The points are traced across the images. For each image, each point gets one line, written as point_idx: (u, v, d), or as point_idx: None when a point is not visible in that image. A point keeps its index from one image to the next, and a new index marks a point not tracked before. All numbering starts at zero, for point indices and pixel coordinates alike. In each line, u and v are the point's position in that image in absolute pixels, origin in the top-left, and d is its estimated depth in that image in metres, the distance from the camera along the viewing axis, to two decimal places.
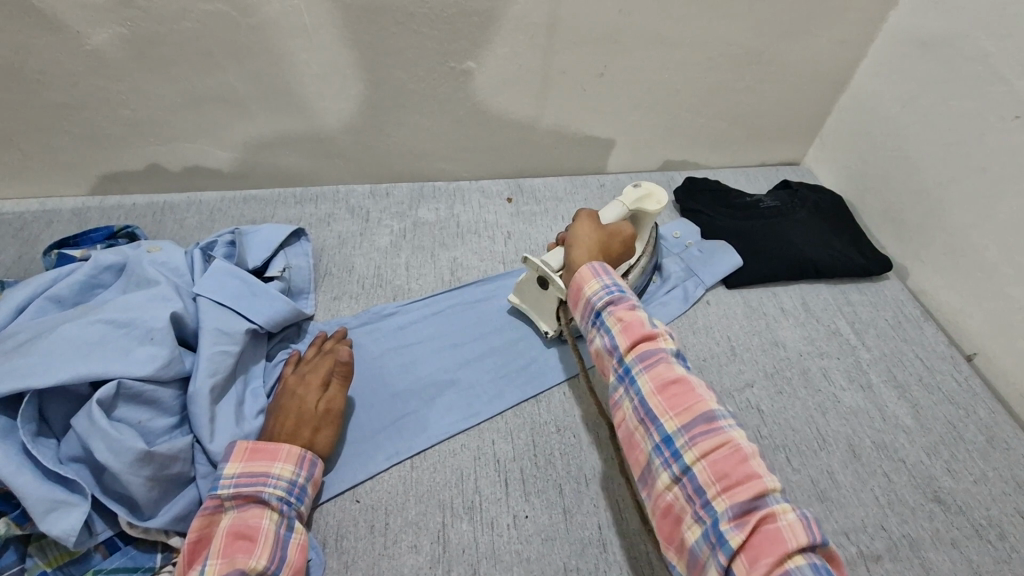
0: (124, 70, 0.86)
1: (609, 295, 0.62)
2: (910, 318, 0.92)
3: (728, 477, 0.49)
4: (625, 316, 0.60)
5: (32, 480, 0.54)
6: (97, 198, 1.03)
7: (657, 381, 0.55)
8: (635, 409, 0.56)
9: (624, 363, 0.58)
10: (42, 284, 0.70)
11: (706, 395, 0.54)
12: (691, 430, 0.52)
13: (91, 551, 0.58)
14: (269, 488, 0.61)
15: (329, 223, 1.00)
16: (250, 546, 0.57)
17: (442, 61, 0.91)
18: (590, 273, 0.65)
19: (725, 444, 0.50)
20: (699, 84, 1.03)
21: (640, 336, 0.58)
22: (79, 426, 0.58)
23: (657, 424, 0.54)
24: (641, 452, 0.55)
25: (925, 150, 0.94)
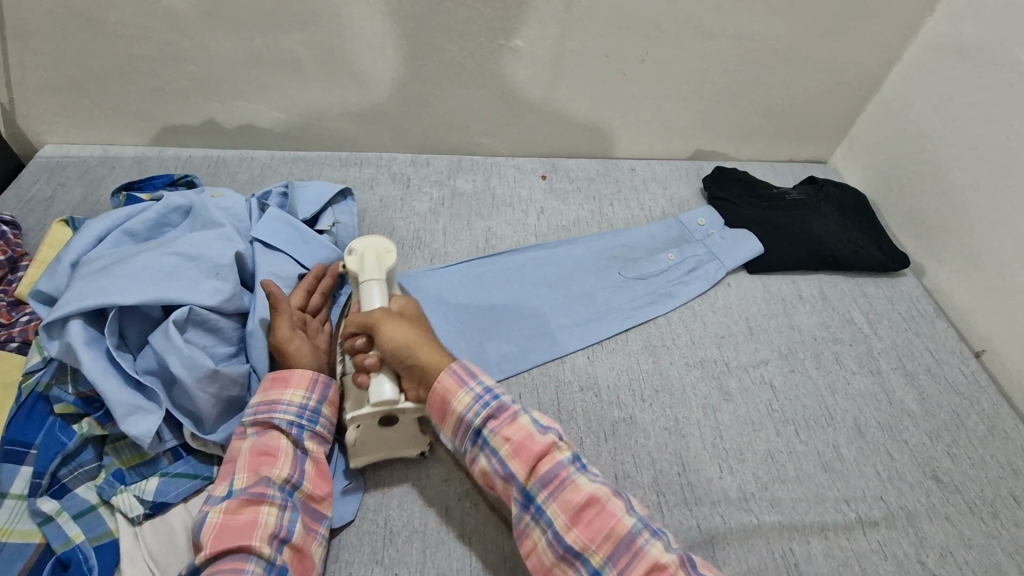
0: (195, 28, 0.92)
1: (485, 408, 0.62)
2: (923, 313, 0.96)
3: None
4: (512, 435, 0.61)
5: (114, 386, 0.62)
6: (156, 149, 1.10)
7: (569, 511, 0.58)
8: (551, 545, 0.58)
9: (532, 493, 0.60)
10: (118, 218, 0.76)
11: (617, 511, 0.58)
12: (616, 560, 0.56)
13: (159, 456, 0.64)
14: (283, 412, 0.65)
15: (372, 187, 1.06)
16: (272, 460, 0.63)
17: (492, 38, 0.96)
18: (454, 383, 0.63)
19: (650, 565, 0.56)
20: (735, 77, 1.06)
21: (536, 457, 0.60)
22: (156, 343, 0.64)
23: (581, 561, 0.57)
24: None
25: (951, 153, 0.98)
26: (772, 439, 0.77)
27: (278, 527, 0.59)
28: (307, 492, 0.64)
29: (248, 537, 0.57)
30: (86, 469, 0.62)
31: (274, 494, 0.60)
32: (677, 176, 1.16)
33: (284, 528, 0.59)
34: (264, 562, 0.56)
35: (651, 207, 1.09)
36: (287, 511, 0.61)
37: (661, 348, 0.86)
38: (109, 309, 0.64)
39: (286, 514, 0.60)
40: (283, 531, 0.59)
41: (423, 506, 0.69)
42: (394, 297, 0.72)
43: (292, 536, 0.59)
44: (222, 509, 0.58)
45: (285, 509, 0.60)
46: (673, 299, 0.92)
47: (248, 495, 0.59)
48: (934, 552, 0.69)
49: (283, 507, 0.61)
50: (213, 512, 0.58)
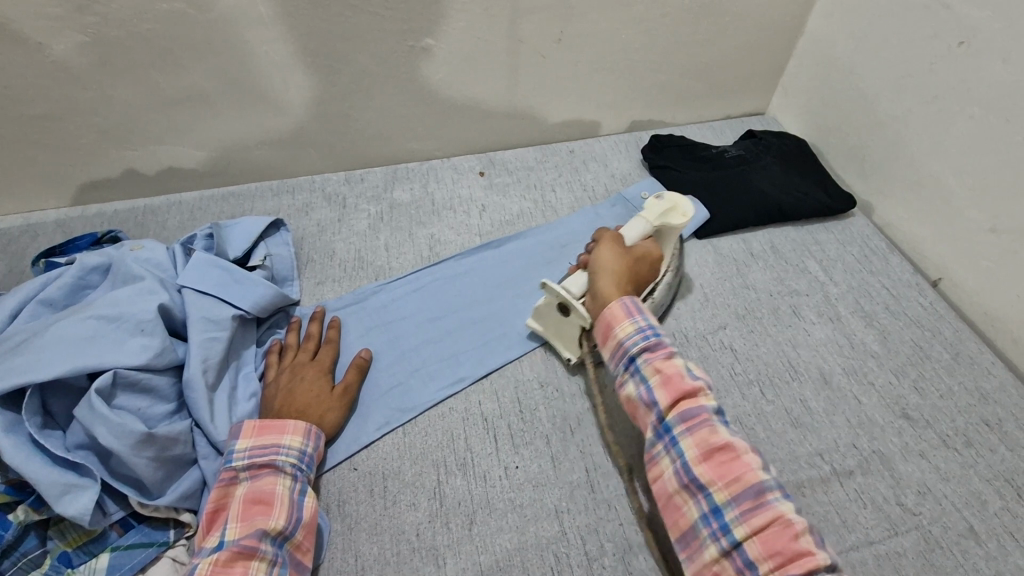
0: (90, 78, 0.88)
1: (645, 340, 0.64)
2: (876, 251, 0.95)
3: (781, 555, 0.51)
4: (664, 368, 0.62)
5: (42, 466, 0.59)
6: (79, 208, 1.06)
7: (702, 448, 0.57)
8: (678, 474, 0.57)
9: (666, 423, 0.59)
10: (33, 289, 0.73)
11: (751, 464, 0.55)
12: (741, 505, 0.54)
13: (107, 530, 0.62)
14: (282, 458, 0.64)
15: (307, 212, 1.03)
16: (267, 508, 0.60)
17: (401, 40, 0.93)
18: (622, 312, 0.66)
19: (775, 519, 0.52)
20: (657, 42, 1.04)
21: (681, 392, 0.60)
22: (80, 415, 0.61)
23: (704, 493, 0.55)
24: (685, 514, 0.57)
25: (881, 85, 0.96)
26: (739, 404, 0.76)
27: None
28: (298, 543, 0.61)
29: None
30: (30, 558, 0.59)
31: (266, 548, 0.58)
32: (616, 151, 1.14)
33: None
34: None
35: (595, 186, 1.08)
36: (276, 567, 0.58)
37: None
38: (26, 387, 0.61)
39: (276, 570, 0.58)
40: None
41: (393, 535, 0.66)
42: (648, 241, 0.80)
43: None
44: (212, 560, 0.56)
45: (275, 564, 0.58)
46: None
47: (239, 548, 0.57)
48: (913, 491, 0.69)
49: (273, 562, 0.58)
50: (204, 563, 0.56)
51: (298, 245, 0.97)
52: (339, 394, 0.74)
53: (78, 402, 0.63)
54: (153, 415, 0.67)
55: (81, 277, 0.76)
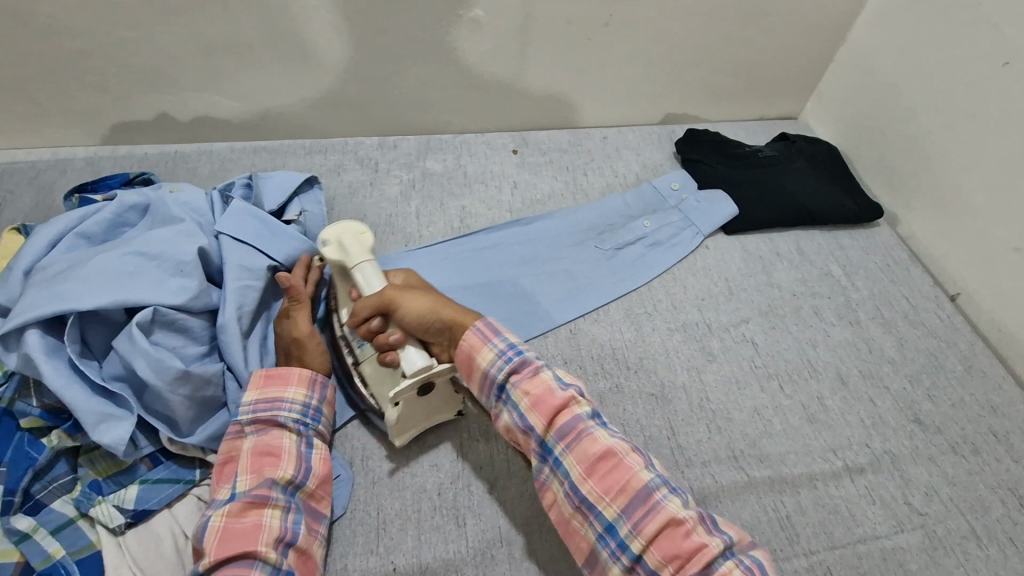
0: (136, 16, 0.87)
1: (510, 364, 0.60)
2: (898, 261, 0.97)
3: (676, 556, 0.52)
4: (532, 390, 0.59)
5: (81, 394, 0.59)
6: (108, 148, 1.05)
7: (585, 464, 0.56)
8: (568, 495, 0.57)
9: (548, 446, 0.58)
10: (71, 221, 0.72)
11: (634, 466, 0.55)
12: (631, 514, 0.54)
13: (136, 463, 0.63)
14: (287, 411, 0.64)
15: (339, 174, 1.03)
16: (275, 459, 0.61)
17: (450, 8, 0.92)
18: (478, 339, 0.62)
19: (664, 521, 0.53)
20: (701, 36, 1.04)
21: (553, 409, 0.58)
22: (120, 347, 0.62)
23: (594, 512, 0.55)
24: (585, 534, 0.56)
25: (919, 99, 0.98)
26: (757, 396, 0.77)
27: (282, 531, 0.57)
28: (309, 492, 0.62)
29: (254, 542, 0.55)
30: (61, 483, 0.59)
31: (278, 496, 0.59)
32: (649, 142, 1.14)
33: (290, 531, 0.58)
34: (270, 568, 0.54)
35: (626, 174, 1.09)
36: (290, 513, 0.59)
37: (642, 316, 0.86)
38: (67, 316, 0.61)
39: (290, 517, 0.59)
40: (289, 534, 0.57)
41: (414, 492, 0.68)
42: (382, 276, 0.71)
43: (298, 539, 0.58)
44: (224, 513, 0.56)
45: (289, 512, 0.59)
46: (653, 268, 0.92)
47: (252, 498, 0.57)
48: (920, 493, 0.71)
49: (287, 509, 0.59)
50: (216, 516, 0.56)
51: (329, 205, 0.97)
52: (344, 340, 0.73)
53: (116, 335, 0.64)
54: (188, 356, 0.67)
55: (119, 214, 0.76)
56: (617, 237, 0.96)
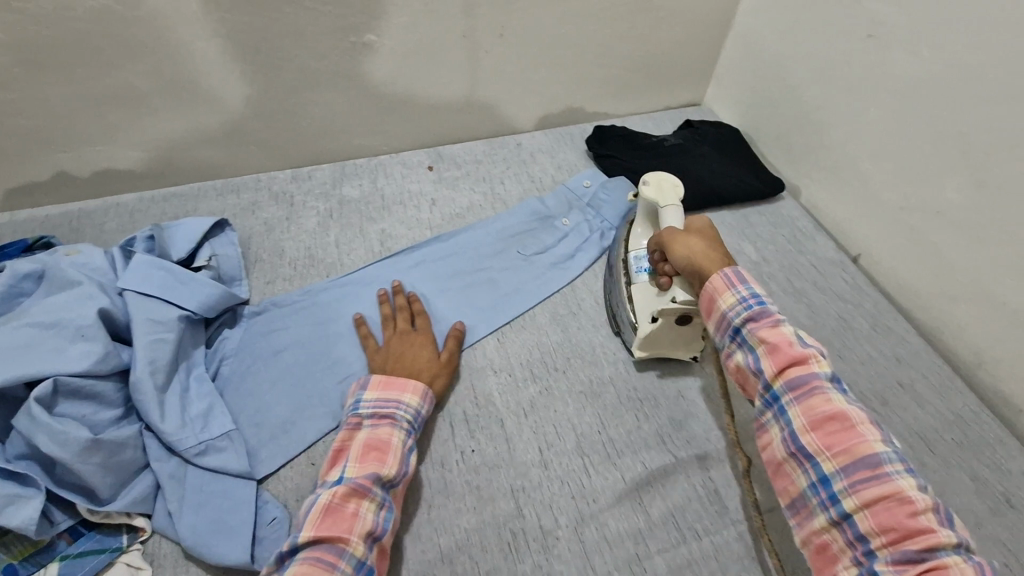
0: (12, 77, 0.84)
1: (750, 309, 0.59)
2: (804, 231, 1.02)
3: (895, 529, 0.48)
4: (769, 337, 0.57)
5: None
6: (6, 214, 1.01)
7: (811, 418, 0.53)
8: (784, 441, 0.55)
9: (773, 390, 0.56)
10: None
11: (864, 434, 0.51)
12: (850, 475, 0.50)
13: (55, 540, 0.61)
14: (400, 412, 0.67)
15: (253, 212, 1.01)
16: (384, 456, 0.63)
17: (342, 35, 0.92)
18: (723, 284, 0.62)
19: (889, 495, 0.48)
20: (595, 36, 1.08)
21: (790, 360, 0.55)
22: (20, 425, 0.60)
23: (811, 463, 0.53)
24: (793, 483, 0.54)
25: (803, 74, 1.03)
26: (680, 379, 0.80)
27: (374, 525, 0.59)
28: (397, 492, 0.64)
29: (347, 531, 0.57)
30: None
31: (377, 492, 0.61)
32: (562, 143, 1.17)
33: (381, 528, 0.60)
34: (356, 560, 0.56)
35: (542, 178, 1.11)
36: (382, 510, 0.61)
37: (568, 317, 0.89)
38: None
39: (382, 513, 0.61)
40: (378, 530, 0.59)
41: None
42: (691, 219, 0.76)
43: (383, 536, 0.60)
44: (331, 492, 0.59)
45: (382, 508, 0.61)
46: (576, 267, 0.96)
47: (354, 485, 0.59)
48: None
49: (380, 505, 0.61)
50: (324, 493, 0.59)
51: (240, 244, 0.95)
52: (445, 362, 0.78)
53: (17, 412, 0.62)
54: (102, 420, 0.66)
55: (12, 285, 0.73)
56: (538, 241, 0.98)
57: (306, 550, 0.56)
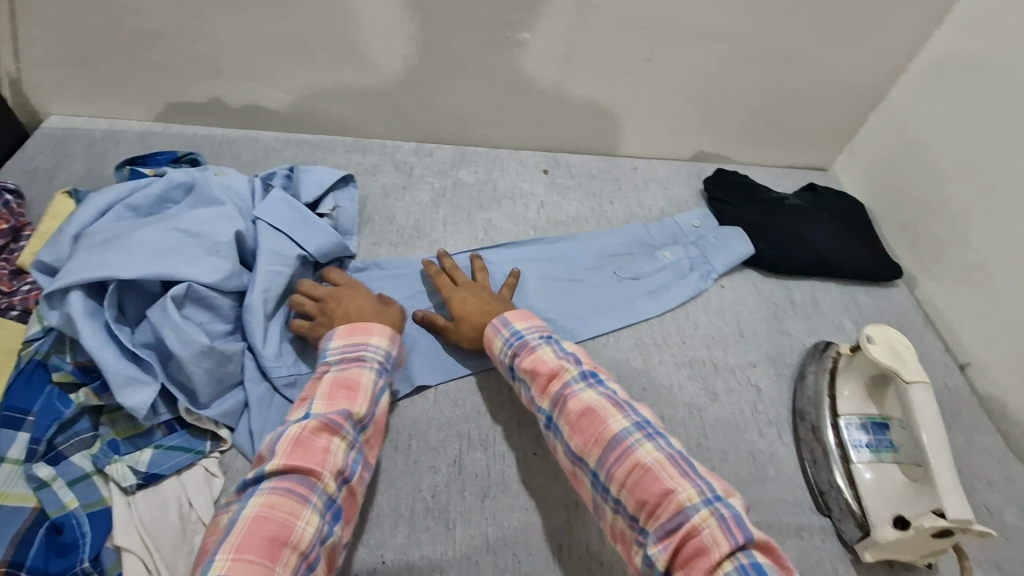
0: (202, 5, 0.93)
1: (514, 348, 0.72)
2: (911, 324, 0.98)
3: (649, 502, 0.57)
4: (528, 359, 0.70)
5: (111, 356, 0.64)
6: (160, 124, 1.11)
7: (579, 434, 0.63)
8: (566, 454, 0.65)
9: (546, 411, 0.67)
10: (120, 194, 0.77)
11: (608, 419, 0.62)
12: (656, 520, 0.56)
13: (152, 428, 0.66)
14: (505, 335, 0.74)
15: (374, 174, 1.07)
16: (353, 394, 0.64)
17: (500, 30, 0.96)
18: (493, 332, 0.75)
19: (635, 467, 0.59)
20: (741, 79, 1.06)
21: (546, 375, 0.68)
22: (152, 317, 0.66)
23: (583, 463, 0.63)
24: (582, 484, 0.65)
25: (949, 167, 0.98)
26: (754, 440, 0.78)
27: (343, 464, 0.60)
28: (367, 437, 0.66)
29: (318, 464, 0.58)
30: (83, 438, 0.63)
31: (348, 429, 0.62)
32: (677, 177, 1.16)
33: (349, 470, 0.61)
34: (326, 497, 0.58)
35: (650, 207, 1.10)
36: (352, 451, 0.62)
37: (651, 347, 0.87)
38: (108, 280, 0.66)
39: (351, 454, 0.62)
40: (347, 471, 0.61)
41: (410, 491, 0.70)
42: None
43: (351, 478, 0.61)
44: (302, 426, 0.60)
45: (352, 448, 0.62)
46: (666, 301, 0.93)
47: (327, 422, 0.61)
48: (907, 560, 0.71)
49: (350, 446, 0.62)
50: (293, 427, 0.60)
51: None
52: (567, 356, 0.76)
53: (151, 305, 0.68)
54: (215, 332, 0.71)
55: (166, 191, 0.80)
56: (632, 265, 0.97)
57: (272, 479, 0.57)
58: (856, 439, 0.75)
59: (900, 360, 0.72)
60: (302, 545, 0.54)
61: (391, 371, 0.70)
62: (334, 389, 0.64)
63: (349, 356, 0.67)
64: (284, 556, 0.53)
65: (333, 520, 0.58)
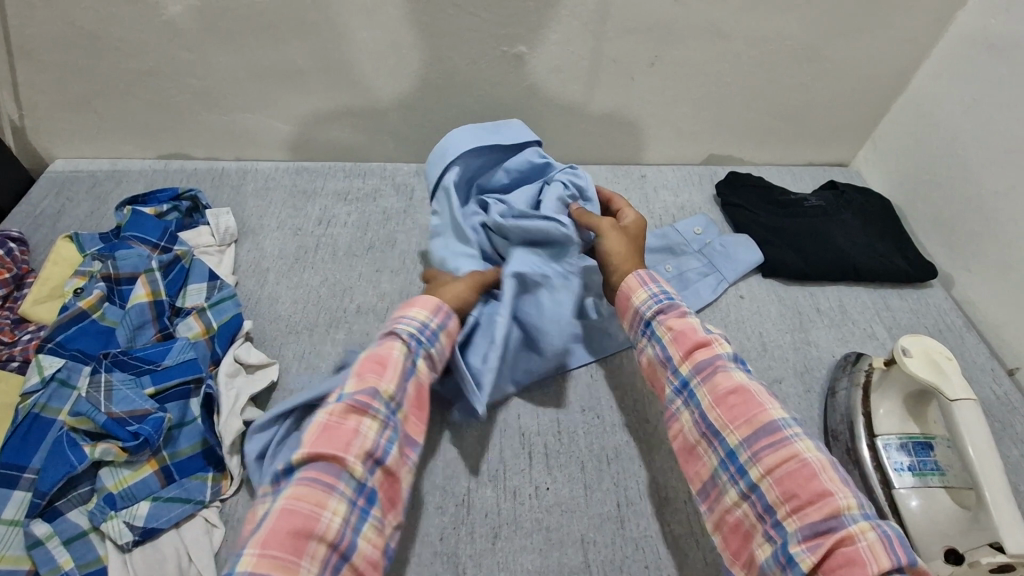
0: (195, 41, 0.92)
1: (658, 304, 0.70)
2: (951, 327, 0.91)
3: (799, 497, 0.55)
4: (675, 326, 0.68)
5: (125, 408, 0.66)
6: (163, 162, 1.10)
7: (722, 403, 0.62)
8: (697, 424, 0.64)
9: (681, 376, 0.66)
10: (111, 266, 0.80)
11: (764, 404, 0.61)
12: (806, 518, 0.54)
13: (151, 478, 0.63)
14: (652, 288, 0.71)
15: (375, 199, 1.05)
16: (382, 369, 0.62)
17: (496, 44, 0.94)
18: (636, 282, 0.72)
19: (790, 458, 0.57)
20: (751, 77, 1.01)
21: (695, 344, 0.66)
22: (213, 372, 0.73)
23: (719, 439, 0.62)
24: (705, 464, 0.63)
25: (984, 156, 0.91)
26: None
27: (374, 446, 0.59)
28: (406, 414, 0.63)
29: (344, 448, 0.57)
30: (80, 493, 0.61)
31: (378, 409, 0.60)
32: (688, 182, 1.11)
33: (381, 452, 0.59)
34: (355, 483, 0.56)
35: (661, 215, 1.05)
36: (386, 430, 0.60)
37: None
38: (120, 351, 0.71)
39: (385, 434, 0.60)
40: (378, 452, 0.59)
41: (416, 535, 0.66)
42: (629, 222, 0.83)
43: (387, 458, 0.59)
44: (330, 411, 0.59)
45: (384, 428, 0.60)
46: None
47: (354, 403, 0.59)
48: None
49: (384, 424, 0.60)
50: (324, 413, 0.59)
51: (313, 231, 0.98)
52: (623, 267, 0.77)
53: (163, 359, 0.71)
54: (211, 347, 0.76)
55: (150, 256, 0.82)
56: None
57: (300, 469, 0.56)
58: (895, 460, 0.69)
59: (941, 373, 0.66)
60: (331, 536, 0.53)
61: (428, 344, 0.67)
62: (366, 363, 0.62)
63: (383, 332, 0.67)
64: (311, 548, 0.52)
65: (368, 505, 0.57)
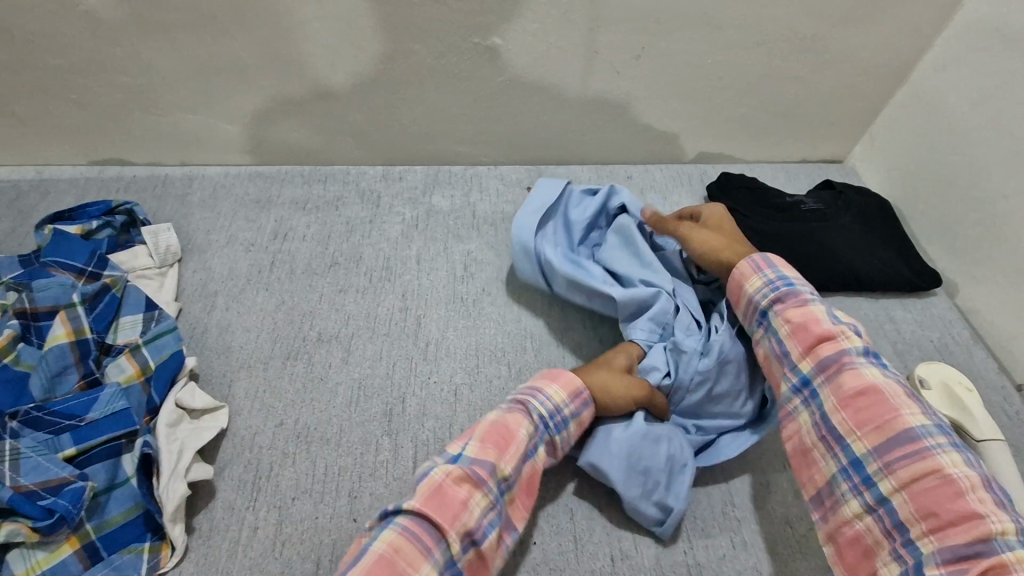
0: (120, 33, 0.80)
1: (776, 293, 0.67)
2: (958, 341, 0.86)
3: (938, 516, 0.51)
4: (794, 318, 0.65)
5: (38, 476, 0.57)
6: (96, 168, 0.98)
7: (841, 397, 0.59)
8: (816, 426, 0.60)
9: (803, 375, 0.62)
10: (24, 298, 0.69)
11: (900, 409, 0.56)
12: (948, 536, 0.50)
13: (72, 559, 0.56)
14: (767, 276, 0.69)
15: (337, 208, 0.94)
16: (505, 445, 0.59)
17: (466, 35, 0.84)
18: (750, 270, 0.70)
19: (929, 473, 0.53)
20: (745, 70, 0.94)
21: (817, 339, 0.62)
22: (155, 424, 0.64)
23: (843, 445, 0.58)
24: (821, 470, 0.59)
25: (991, 158, 0.86)
26: (791, 504, 0.67)
27: (476, 525, 0.55)
28: (515, 496, 0.60)
29: (452, 518, 0.54)
30: None
31: (491, 487, 0.57)
32: (678, 183, 1.04)
33: (481, 534, 0.55)
34: (448, 556, 0.53)
35: None
36: (490, 512, 0.56)
37: None
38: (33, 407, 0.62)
39: (489, 515, 0.56)
40: (478, 532, 0.55)
41: None
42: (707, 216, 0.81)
43: (483, 541, 0.55)
44: (445, 471, 0.56)
45: (490, 508, 0.56)
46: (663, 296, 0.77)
47: (469, 473, 0.56)
48: None
49: (489, 504, 0.56)
50: (438, 469, 0.57)
51: (268, 247, 0.88)
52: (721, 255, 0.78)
53: (88, 413, 0.62)
54: (147, 393, 0.66)
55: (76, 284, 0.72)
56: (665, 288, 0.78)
57: (408, 516, 0.54)
58: None
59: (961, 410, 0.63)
60: None
61: (553, 429, 0.64)
62: (490, 434, 0.60)
63: (517, 403, 0.64)
64: None
65: None
